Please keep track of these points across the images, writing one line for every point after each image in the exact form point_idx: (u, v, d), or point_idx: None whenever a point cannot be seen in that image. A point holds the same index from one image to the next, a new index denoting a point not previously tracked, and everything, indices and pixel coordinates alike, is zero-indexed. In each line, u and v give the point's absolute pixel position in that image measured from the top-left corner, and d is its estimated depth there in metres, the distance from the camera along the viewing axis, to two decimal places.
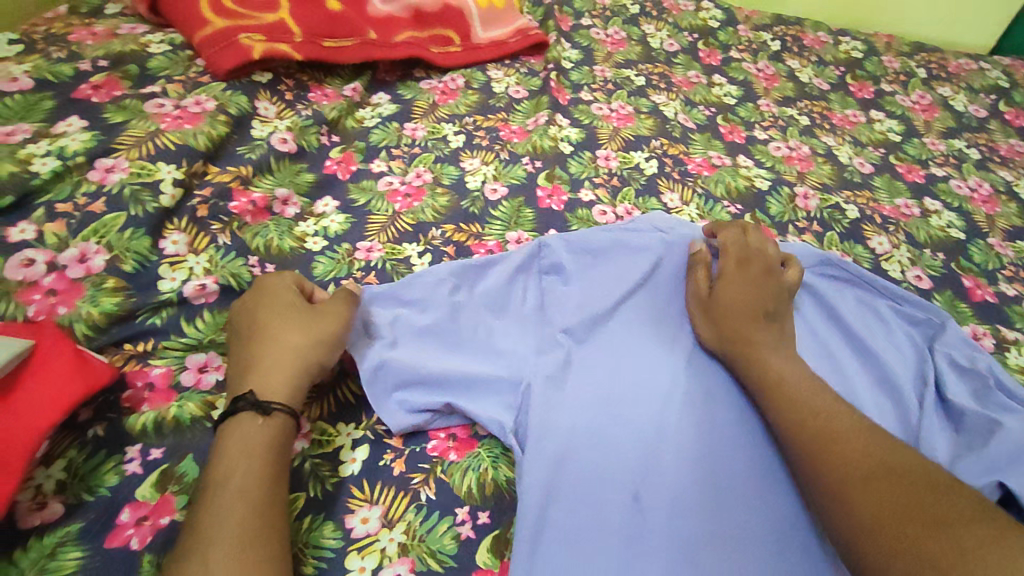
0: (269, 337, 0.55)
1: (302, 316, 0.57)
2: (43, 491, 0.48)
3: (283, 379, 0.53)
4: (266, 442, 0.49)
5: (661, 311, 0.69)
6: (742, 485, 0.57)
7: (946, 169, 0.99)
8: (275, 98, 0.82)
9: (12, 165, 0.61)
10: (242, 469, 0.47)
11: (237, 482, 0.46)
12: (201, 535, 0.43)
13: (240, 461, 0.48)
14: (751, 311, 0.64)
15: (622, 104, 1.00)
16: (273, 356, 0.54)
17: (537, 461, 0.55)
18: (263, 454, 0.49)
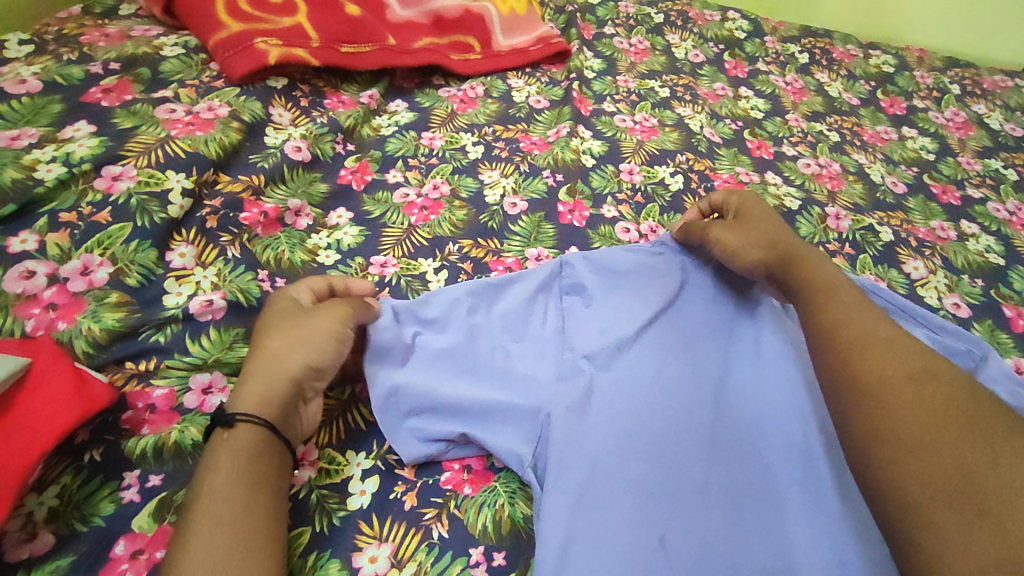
0: (256, 345, 0.53)
1: (291, 318, 0.54)
2: (34, 520, 0.46)
3: (258, 385, 0.50)
4: (245, 457, 0.46)
5: (689, 337, 0.65)
6: (769, 531, 0.53)
7: (983, 191, 0.95)
8: (290, 104, 0.79)
9: (16, 171, 0.59)
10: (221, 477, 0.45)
11: (214, 491, 0.44)
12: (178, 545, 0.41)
13: (218, 472, 0.45)
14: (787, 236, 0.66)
15: (646, 116, 0.97)
16: (253, 364, 0.51)
17: (557, 497, 0.52)
18: (242, 472, 0.45)
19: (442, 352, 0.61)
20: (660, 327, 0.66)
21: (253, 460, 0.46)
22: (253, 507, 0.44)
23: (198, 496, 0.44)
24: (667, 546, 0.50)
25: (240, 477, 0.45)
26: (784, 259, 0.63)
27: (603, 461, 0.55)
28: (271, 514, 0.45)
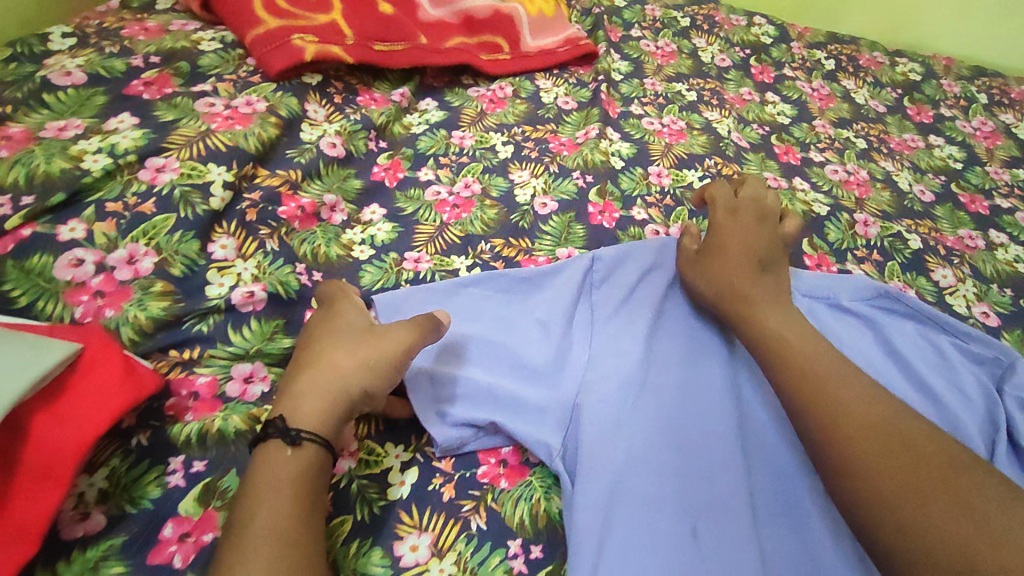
0: (317, 355, 0.54)
1: (360, 336, 0.55)
2: (86, 501, 0.48)
3: (321, 401, 0.50)
4: (292, 484, 0.46)
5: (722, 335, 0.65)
6: (792, 521, 0.55)
7: (1011, 201, 0.95)
8: (325, 101, 0.80)
9: (64, 161, 0.60)
10: (276, 479, 0.46)
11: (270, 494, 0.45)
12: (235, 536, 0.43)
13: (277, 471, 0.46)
14: (748, 256, 0.63)
15: (674, 119, 0.97)
16: (312, 379, 0.52)
17: (587, 491, 0.53)
18: (287, 501, 0.45)
19: (474, 342, 0.62)
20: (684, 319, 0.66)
21: (299, 487, 0.46)
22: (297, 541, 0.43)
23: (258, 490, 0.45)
24: (699, 538, 0.52)
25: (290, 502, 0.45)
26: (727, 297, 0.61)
27: (637, 455, 0.56)
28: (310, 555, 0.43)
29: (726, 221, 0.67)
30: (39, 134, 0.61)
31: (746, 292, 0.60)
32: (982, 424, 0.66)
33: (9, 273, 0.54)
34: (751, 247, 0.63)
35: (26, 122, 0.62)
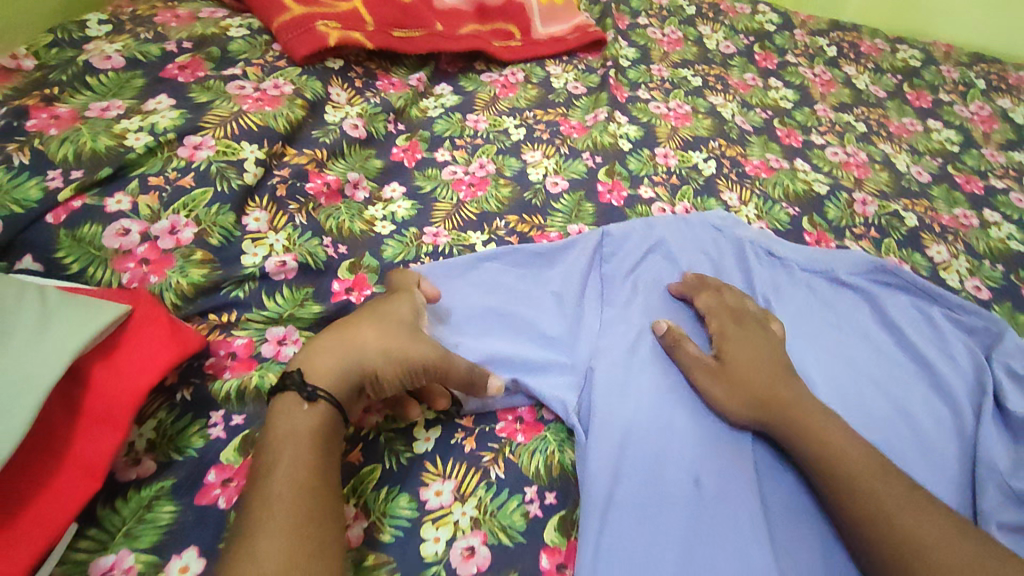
0: (347, 326, 0.56)
1: (395, 325, 0.56)
2: (137, 449, 0.52)
3: (333, 362, 0.53)
4: (307, 437, 0.49)
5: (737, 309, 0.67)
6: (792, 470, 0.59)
7: (1005, 181, 0.98)
8: (346, 85, 0.84)
9: (108, 139, 0.64)
10: (297, 430, 0.49)
11: (293, 444, 0.48)
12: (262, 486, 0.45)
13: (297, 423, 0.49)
14: (771, 367, 0.61)
15: (680, 103, 1.01)
16: (335, 347, 0.54)
17: (600, 446, 0.57)
18: (303, 453, 0.48)
19: (493, 313, 0.67)
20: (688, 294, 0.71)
21: (314, 439, 0.49)
22: (314, 490, 0.46)
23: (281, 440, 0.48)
24: (701, 487, 0.56)
25: (306, 455, 0.48)
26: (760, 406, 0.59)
27: (645, 414, 0.60)
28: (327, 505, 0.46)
29: (735, 332, 0.65)
30: (85, 113, 0.66)
31: (790, 404, 0.59)
32: (970, 390, 0.70)
33: (62, 241, 0.58)
34: (768, 355, 0.63)
35: (72, 104, 0.66)
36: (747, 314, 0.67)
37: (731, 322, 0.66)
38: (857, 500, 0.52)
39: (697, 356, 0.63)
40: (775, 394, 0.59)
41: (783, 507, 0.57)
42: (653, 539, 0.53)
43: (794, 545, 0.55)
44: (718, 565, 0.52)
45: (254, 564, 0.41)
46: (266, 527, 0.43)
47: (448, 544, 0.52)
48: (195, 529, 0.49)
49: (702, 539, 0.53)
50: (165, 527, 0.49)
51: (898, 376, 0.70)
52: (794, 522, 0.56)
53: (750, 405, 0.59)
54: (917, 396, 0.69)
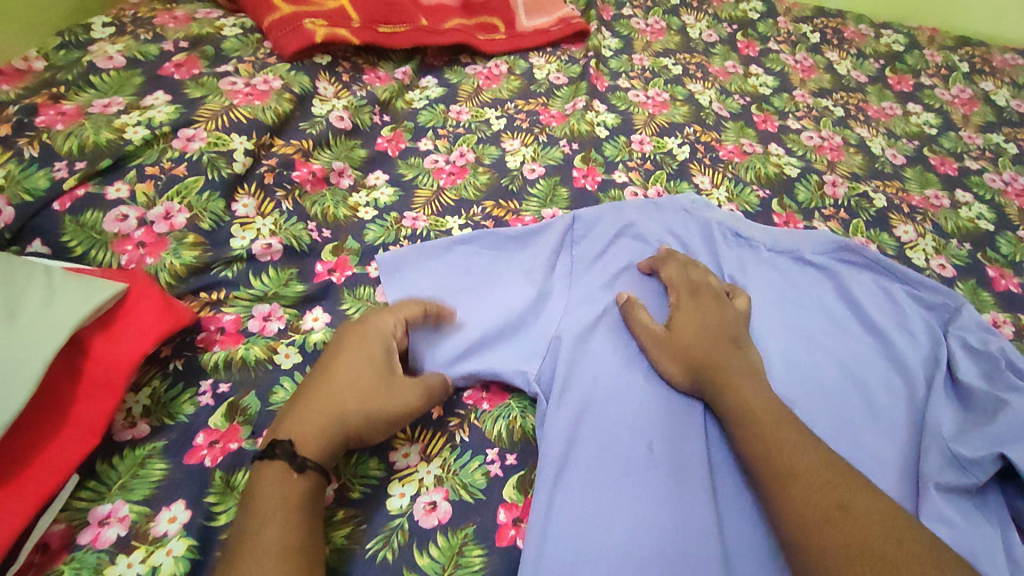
0: (324, 377, 0.56)
1: (371, 367, 0.57)
2: (133, 414, 0.58)
3: (314, 421, 0.53)
4: (281, 502, 0.49)
5: (697, 283, 0.71)
6: None
7: (981, 163, 1.00)
8: (334, 79, 0.89)
9: (109, 133, 0.70)
10: (277, 484, 0.49)
11: (274, 494, 0.49)
12: (248, 528, 0.47)
13: (277, 480, 0.50)
14: (720, 340, 0.65)
15: (659, 91, 1.04)
16: (317, 412, 0.54)
17: (559, 411, 0.62)
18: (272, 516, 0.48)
19: (463, 294, 0.71)
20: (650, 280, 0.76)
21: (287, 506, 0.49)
22: (301, 554, 0.46)
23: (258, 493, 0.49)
24: (653, 451, 0.61)
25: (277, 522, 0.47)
26: (705, 372, 0.63)
27: (601, 383, 0.65)
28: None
29: (688, 308, 0.69)
30: (88, 110, 0.71)
31: (718, 366, 0.63)
32: (924, 363, 0.72)
33: (67, 227, 0.64)
34: (711, 329, 0.66)
35: (77, 101, 0.72)
36: (704, 294, 0.70)
37: (687, 295, 0.70)
38: (794, 481, 0.53)
39: (653, 328, 0.67)
40: (712, 361, 0.63)
41: (730, 469, 0.61)
42: (603, 496, 0.57)
43: (737, 506, 0.59)
44: (658, 517, 0.56)
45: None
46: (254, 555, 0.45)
47: (412, 499, 0.57)
48: (183, 483, 0.54)
49: (649, 497, 0.58)
50: (156, 481, 0.54)
51: (854, 349, 0.73)
52: (740, 483, 0.60)
53: (683, 367, 0.64)
54: (871, 369, 0.71)
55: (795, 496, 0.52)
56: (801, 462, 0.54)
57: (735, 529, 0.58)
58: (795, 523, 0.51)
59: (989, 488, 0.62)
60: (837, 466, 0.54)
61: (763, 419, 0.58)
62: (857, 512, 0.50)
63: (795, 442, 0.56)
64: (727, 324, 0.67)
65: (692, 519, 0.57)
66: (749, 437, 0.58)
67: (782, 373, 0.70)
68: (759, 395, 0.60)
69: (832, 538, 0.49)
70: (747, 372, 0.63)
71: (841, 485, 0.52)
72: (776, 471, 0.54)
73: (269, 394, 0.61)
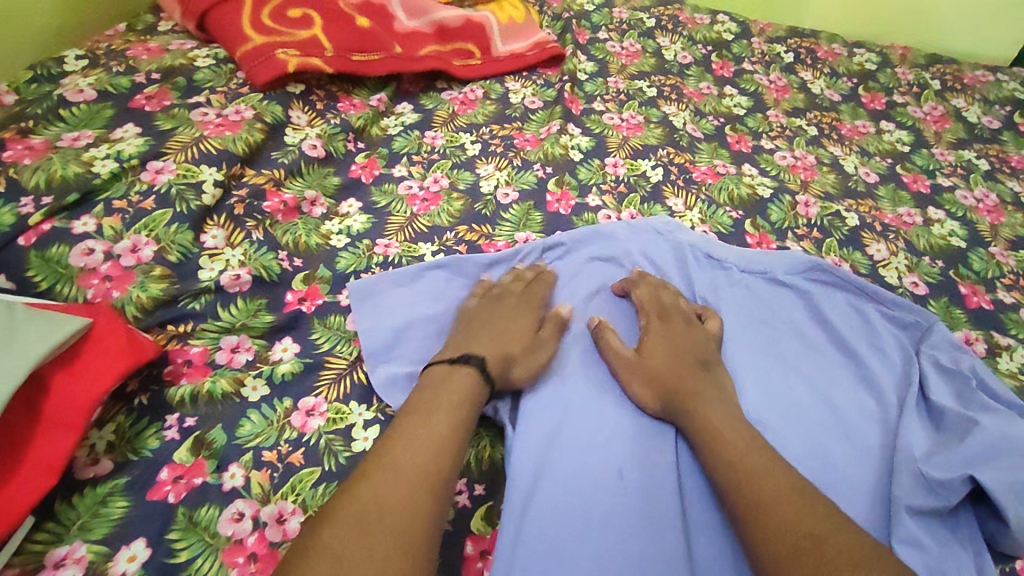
0: (489, 327, 0.67)
1: (518, 310, 0.70)
2: (96, 450, 0.57)
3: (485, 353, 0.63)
4: (445, 413, 0.56)
5: (667, 307, 0.72)
6: None
7: (952, 179, 1.01)
8: (307, 108, 0.89)
9: (77, 167, 0.70)
10: (462, 376, 0.59)
11: (454, 381, 0.59)
12: (420, 407, 0.56)
13: (460, 374, 0.60)
14: (689, 360, 0.66)
15: (633, 114, 1.05)
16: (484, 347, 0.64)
17: (527, 440, 0.61)
18: (412, 461, 0.51)
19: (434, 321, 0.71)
20: (621, 304, 0.76)
21: (429, 451, 0.52)
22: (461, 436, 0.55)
23: (438, 379, 0.59)
24: (623, 477, 0.60)
25: (441, 429, 0.54)
26: (675, 396, 0.63)
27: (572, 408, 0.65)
28: (427, 537, 0.47)
29: (657, 329, 0.70)
30: (57, 143, 0.72)
31: (688, 391, 0.63)
32: (896, 382, 0.71)
33: (32, 261, 0.64)
34: (683, 352, 0.67)
35: (46, 135, 0.72)
36: (674, 317, 0.71)
37: (657, 319, 0.71)
38: (765, 509, 0.52)
39: (622, 353, 0.68)
40: (682, 386, 0.63)
41: (701, 495, 0.61)
42: (572, 523, 0.57)
43: (709, 534, 0.58)
44: (628, 545, 0.56)
45: (426, 436, 0.53)
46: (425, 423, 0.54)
47: None
48: (144, 521, 0.53)
49: (619, 523, 0.57)
50: (117, 520, 0.53)
51: (827, 369, 0.73)
52: (712, 509, 0.60)
53: (653, 391, 0.64)
54: (843, 389, 0.71)
55: (768, 526, 0.51)
56: (771, 488, 0.54)
57: (706, 558, 0.57)
58: (766, 552, 0.50)
59: (960, 508, 0.62)
60: (808, 492, 0.54)
61: (732, 444, 0.58)
62: (831, 541, 0.49)
63: (765, 468, 0.55)
64: (699, 345, 0.68)
65: (661, 546, 0.56)
66: (717, 462, 0.57)
67: (753, 396, 0.69)
68: (729, 419, 0.60)
69: (803, 567, 0.48)
70: (717, 396, 0.63)
71: (812, 511, 0.52)
72: (745, 498, 0.54)
73: (236, 427, 0.60)
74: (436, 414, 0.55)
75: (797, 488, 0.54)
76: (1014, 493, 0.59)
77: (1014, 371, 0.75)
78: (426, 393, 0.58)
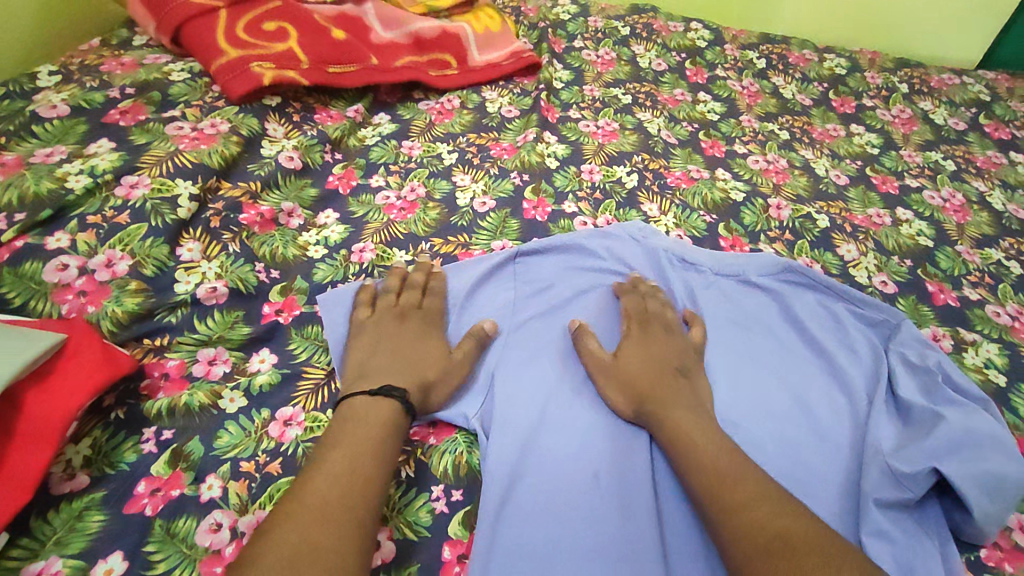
0: (400, 349, 0.66)
1: (424, 328, 0.69)
2: (73, 465, 0.56)
3: (401, 379, 0.63)
4: (371, 443, 0.56)
5: (646, 314, 0.73)
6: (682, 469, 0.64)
7: (920, 180, 1.03)
8: (284, 120, 0.90)
9: (50, 182, 0.70)
10: (381, 406, 0.59)
11: (376, 409, 0.59)
12: (341, 437, 0.56)
13: (378, 404, 0.59)
14: (665, 367, 0.67)
15: (608, 121, 1.06)
16: (399, 374, 0.63)
17: (501, 445, 0.62)
18: (337, 497, 0.51)
19: None
20: (594, 309, 0.77)
21: (355, 485, 0.52)
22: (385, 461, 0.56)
23: (356, 411, 0.59)
24: (598, 480, 0.61)
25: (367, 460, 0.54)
26: (650, 401, 0.64)
27: (546, 413, 0.66)
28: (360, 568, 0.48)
29: (637, 337, 0.71)
30: (29, 160, 0.72)
31: (661, 397, 0.64)
32: (866, 379, 0.73)
33: (5, 278, 0.63)
34: (658, 358, 0.68)
35: (18, 151, 0.73)
36: (653, 324, 0.72)
37: (637, 326, 0.72)
38: (738, 513, 0.53)
39: (600, 359, 0.68)
40: (656, 392, 0.64)
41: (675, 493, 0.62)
42: (546, 527, 0.57)
43: (683, 532, 0.59)
44: (603, 546, 0.56)
45: (350, 467, 0.53)
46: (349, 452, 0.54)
47: None
48: (120, 535, 0.53)
49: (593, 525, 0.58)
50: (92, 535, 0.53)
51: (798, 369, 0.74)
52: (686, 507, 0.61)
53: (629, 397, 0.65)
54: (815, 388, 0.72)
55: (741, 529, 0.52)
56: (742, 492, 0.55)
57: (682, 555, 0.58)
58: (740, 556, 0.51)
59: (928, 500, 0.63)
60: (775, 494, 0.55)
61: (704, 449, 0.59)
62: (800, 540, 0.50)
63: (736, 473, 0.57)
64: (677, 351, 0.69)
65: (636, 546, 0.57)
66: (690, 466, 0.58)
67: (726, 396, 0.71)
68: (699, 424, 0.61)
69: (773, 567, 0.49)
70: (689, 402, 0.64)
71: (782, 514, 0.53)
72: (717, 502, 0.55)
73: (214, 439, 0.60)
74: (359, 443, 0.55)
75: (767, 492, 0.55)
76: (979, 484, 0.60)
77: (980, 365, 0.77)
78: (346, 422, 0.58)
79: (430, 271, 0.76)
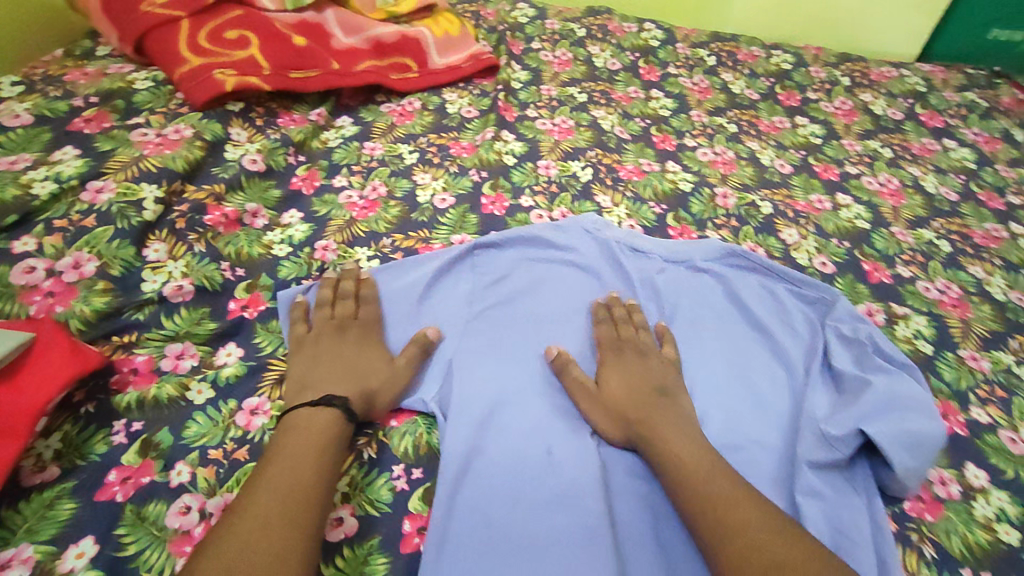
0: (343, 360, 0.69)
1: (363, 340, 0.72)
2: (44, 458, 0.59)
3: (344, 389, 0.65)
4: (312, 451, 0.58)
5: (615, 340, 0.76)
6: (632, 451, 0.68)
7: (859, 167, 1.09)
8: (247, 125, 0.93)
9: (15, 189, 0.72)
10: (321, 416, 0.62)
11: (317, 418, 0.61)
12: (280, 448, 0.58)
13: (319, 414, 0.62)
14: (646, 390, 0.70)
15: (564, 119, 1.11)
16: (342, 384, 0.66)
17: (459, 425, 0.66)
18: (276, 506, 0.53)
19: None
20: (548, 300, 0.81)
21: (294, 494, 0.54)
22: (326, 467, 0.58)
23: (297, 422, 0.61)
24: (552, 455, 0.65)
25: (308, 469, 0.57)
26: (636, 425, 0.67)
27: (502, 395, 0.69)
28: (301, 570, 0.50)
29: (614, 365, 0.73)
30: None
31: (644, 419, 0.67)
32: (805, 354, 0.78)
33: None
34: (636, 382, 0.71)
35: None
36: (627, 348, 0.75)
37: (612, 354, 0.74)
38: (716, 519, 0.56)
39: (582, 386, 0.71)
40: (640, 416, 0.67)
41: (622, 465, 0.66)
42: (502, 504, 0.61)
43: (628, 500, 0.64)
44: (556, 519, 0.60)
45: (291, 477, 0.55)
46: (288, 462, 0.57)
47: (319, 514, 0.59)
48: (92, 520, 0.56)
49: (546, 497, 0.62)
50: (64, 521, 0.55)
51: (742, 348, 0.79)
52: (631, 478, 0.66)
53: (613, 422, 0.68)
54: (757, 364, 0.77)
55: (723, 535, 0.55)
56: (720, 500, 0.58)
57: (626, 518, 0.62)
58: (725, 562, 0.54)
59: (857, 461, 0.68)
60: (739, 494, 0.58)
61: (682, 463, 0.62)
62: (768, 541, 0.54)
63: (711, 481, 0.60)
64: (654, 374, 0.72)
65: (584, 512, 0.60)
66: (673, 480, 0.61)
67: None
68: (666, 435, 0.65)
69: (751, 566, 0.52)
70: (664, 417, 0.67)
71: (756, 518, 0.56)
72: (696, 512, 0.58)
73: (183, 429, 0.63)
74: (299, 453, 0.58)
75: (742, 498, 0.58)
76: (900, 442, 0.65)
77: (910, 336, 0.82)
78: (286, 433, 0.60)
79: (360, 278, 0.78)
